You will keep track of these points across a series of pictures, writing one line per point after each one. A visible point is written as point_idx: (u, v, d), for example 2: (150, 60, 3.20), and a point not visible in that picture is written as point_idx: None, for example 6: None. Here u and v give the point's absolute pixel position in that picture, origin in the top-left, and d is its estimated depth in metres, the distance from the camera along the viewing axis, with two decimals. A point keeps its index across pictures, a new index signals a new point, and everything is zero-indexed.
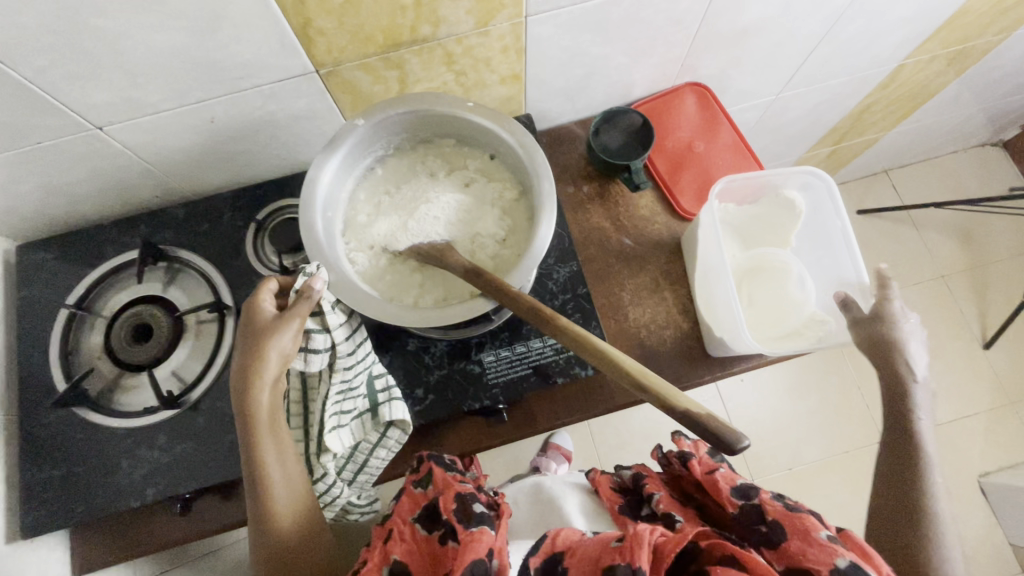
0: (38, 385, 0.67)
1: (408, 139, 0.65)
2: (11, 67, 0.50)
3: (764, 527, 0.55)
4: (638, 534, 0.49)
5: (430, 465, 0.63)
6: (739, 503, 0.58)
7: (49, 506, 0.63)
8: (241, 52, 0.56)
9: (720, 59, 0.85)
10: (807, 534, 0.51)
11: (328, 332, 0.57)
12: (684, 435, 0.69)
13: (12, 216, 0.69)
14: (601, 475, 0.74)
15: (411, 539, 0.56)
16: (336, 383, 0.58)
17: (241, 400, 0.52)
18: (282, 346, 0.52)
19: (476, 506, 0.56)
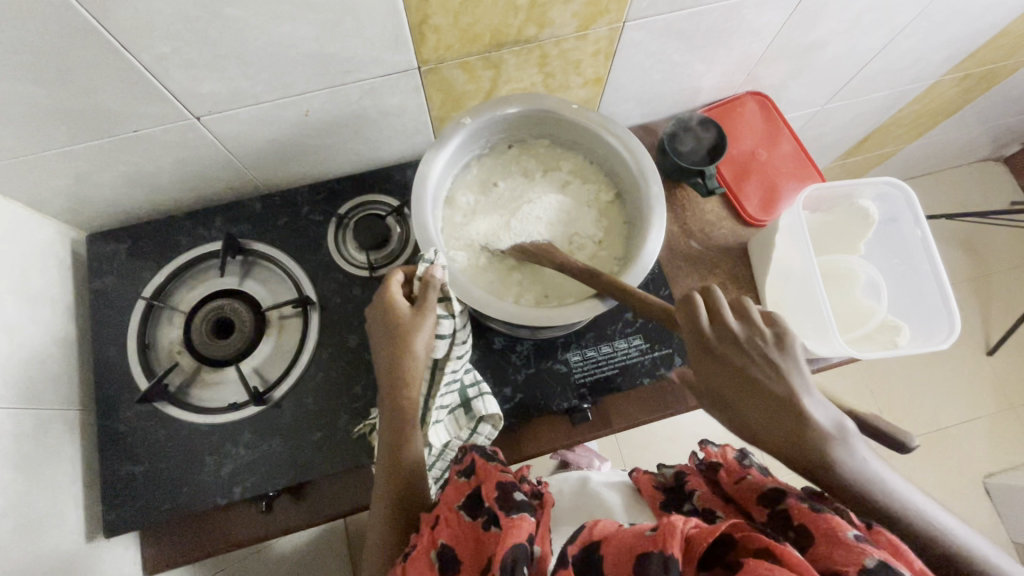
0: (117, 380, 0.66)
1: (503, 139, 0.66)
2: (133, 54, 0.49)
3: (791, 532, 0.44)
4: (671, 522, 0.43)
5: (472, 455, 0.57)
6: (766, 510, 0.49)
7: (133, 502, 0.62)
8: (355, 47, 0.55)
9: (783, 69, 0.87)
10: (828, 534, 0.41)
11: (453, 317, 0.57)
12: (711, 443, 0.62)
13: (88, 205, 0.67)
14: (642, 475, 0.64)
15: (457, 523, 0.50)
16: (447, 372, 0.59)
17: (389, 378, 0.55)
18: (415, 336, 0.54)
19: (517, 494, 0.50)
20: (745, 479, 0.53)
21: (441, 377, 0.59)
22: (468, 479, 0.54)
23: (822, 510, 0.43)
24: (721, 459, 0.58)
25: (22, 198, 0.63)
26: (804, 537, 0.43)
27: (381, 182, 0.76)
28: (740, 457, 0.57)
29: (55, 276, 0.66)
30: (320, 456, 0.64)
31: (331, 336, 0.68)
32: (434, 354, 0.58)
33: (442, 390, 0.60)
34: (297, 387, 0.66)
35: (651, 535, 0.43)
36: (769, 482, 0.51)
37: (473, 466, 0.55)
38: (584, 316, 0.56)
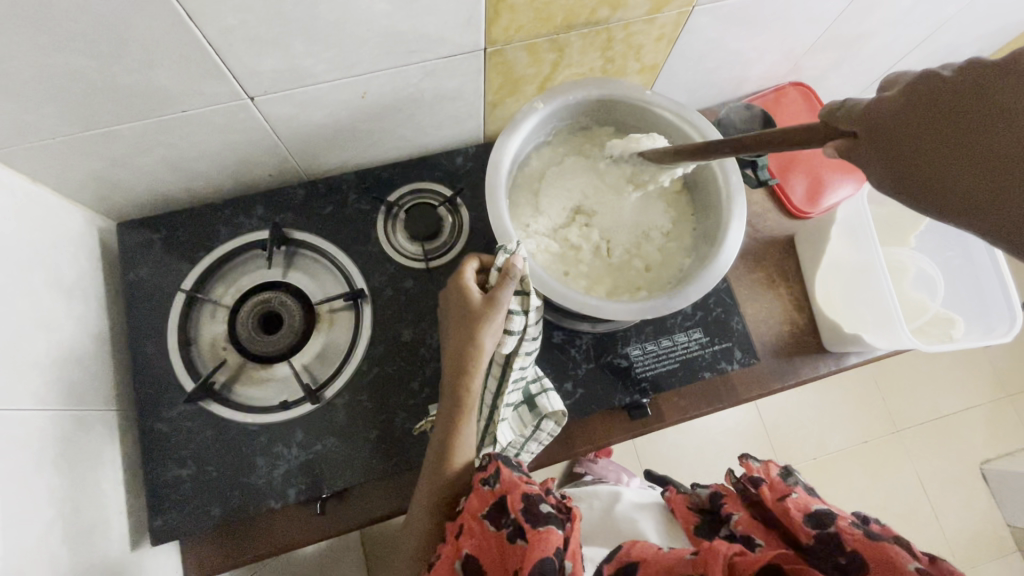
0: (158, 377, 0.62)
1: (569, 126, 0.65)
2: (197, 25, 0.45)
3: (840, 558, 0.45)
4: (712, 546, 0.43)
5: (494, 461, 0.52)
6: (812, 533, 0.47)
7: (181, 508, 0.59)
8: (427, 25, 0.52)
9: (828, 59, 0.86)
10: (886, 564, 0.42)
11: (526, 314, 0.54)
12: (751, 457, 0.57)
13: (121, 192, 0.63)
14: (674, 494, 0.62)
15: (480, 533, 0.51)
16: (515, 369, 0.57)
17: (454, 365, 0.53)
18: (489, 329, 0.52)
19: (544, 507, 0.49)
20: (786, 499, 0.51)
21: (510, 375, 0.57)
22: (492, 487, 0.51)
23: (880, 540, 0.44)
24: (761, 476, 0.54)
25: (53, 183, 0.58)
26: (856, 563, 0.44)
27: (429, 170, 0.73)
28: (784, 476, 0.53)
29: (86, 268, 0.62)
30: (377, 456, 0.62)
31: (384, 331, 0.66)
32: (503, 350, 0.55)
33: (511, 386, 0.57)
34: (351, 384, 0.63)
35: (693, 559, 0.44)
36: (816, 504, 0.49)
37: (498, 473, 0.51)
38: (663, 306, 0.56)
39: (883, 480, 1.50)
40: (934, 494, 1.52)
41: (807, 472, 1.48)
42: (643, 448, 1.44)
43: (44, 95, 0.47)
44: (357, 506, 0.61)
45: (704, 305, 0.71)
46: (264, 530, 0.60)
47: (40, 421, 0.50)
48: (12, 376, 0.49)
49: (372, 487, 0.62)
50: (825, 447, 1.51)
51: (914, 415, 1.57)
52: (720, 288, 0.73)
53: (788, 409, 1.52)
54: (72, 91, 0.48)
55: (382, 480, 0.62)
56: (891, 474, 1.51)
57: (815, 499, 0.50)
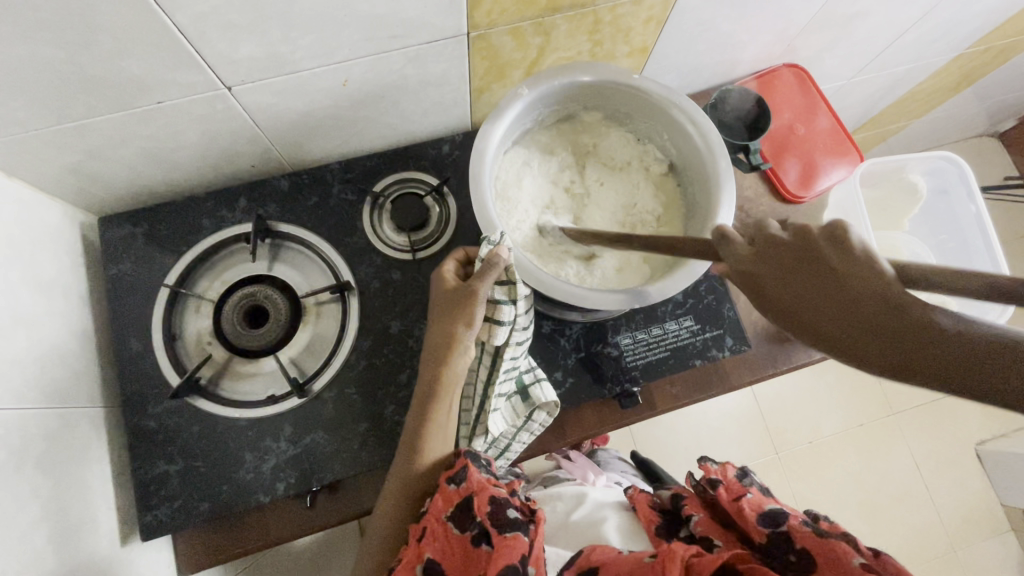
0: (144, 372, 0.62)
1: (556, 113, 0.64)
2: (168, 12, 0.43)
3: (791, 556, 0.46)
4: (671, 549, 0.43)
5: (463, 459, 0.52)
6: (766, 533, 0.48)
7: (170, 503, 0.58)
8: (408, 8, 0.50)
9: (823, 39, 0.84)
10: (835, 562, 0.43)
11: (514, 303, 0.54)
12: (711, 460, 0.58)
13: (101, 185, 0.62)
14: (637, 492, 0.61)
15: (443, 536, 0.50)
16: (506, 360, 0.56)
17: (436, 361, 0.53)
18: (469, 319, 0.52)
19: (511, 513, 0.49)
20: (741, 499, 0.51)
21: (501, 365, 0.56)
22: (458, 487, 0.51)
23: (829, 538, 0.44)
24: (719, 477, 0.55)
25: (28, 178, 0.57)
26: (808, 562, 0.45)
27: (416, 159, 0.72)
28: (741, 477, 0.54)
29: (67, 263, 0.61)
30: (366, 449, 0.61)
31: (371, 323, 0.65)
32: (494, 341, 0.55)
33: (503, 375, 0.57)
34: (339, 377, 0.63)
35: (651, 562, 0.44)
36: (769, 504, 0.50)
37: (465, 473, 0.51)
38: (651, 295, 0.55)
39: (877, 463, 1.51)
40: (928, 475, 1.53)
41: (803, 456, 1.49)
42: (639, 434, 1.44)
43: (13, 87, 0.46)
44: (346, 499, 0.61)
45: (695, 292, 0.71)
46: (254, 524, 0.60)
47: (21, 420, 0.49)
48: None
49: (362, 480, 0.62)
50: (820, 431, 1.51)
51: (909, 398, 1.57)
52: (712, 275, 0.72)
53: (783, 395, 1.53)
54: (42, 82, 0.46)
55: (371, 472, 0.62)
56: (886, 457, 1.52)
57: (769, 498, 0.51)
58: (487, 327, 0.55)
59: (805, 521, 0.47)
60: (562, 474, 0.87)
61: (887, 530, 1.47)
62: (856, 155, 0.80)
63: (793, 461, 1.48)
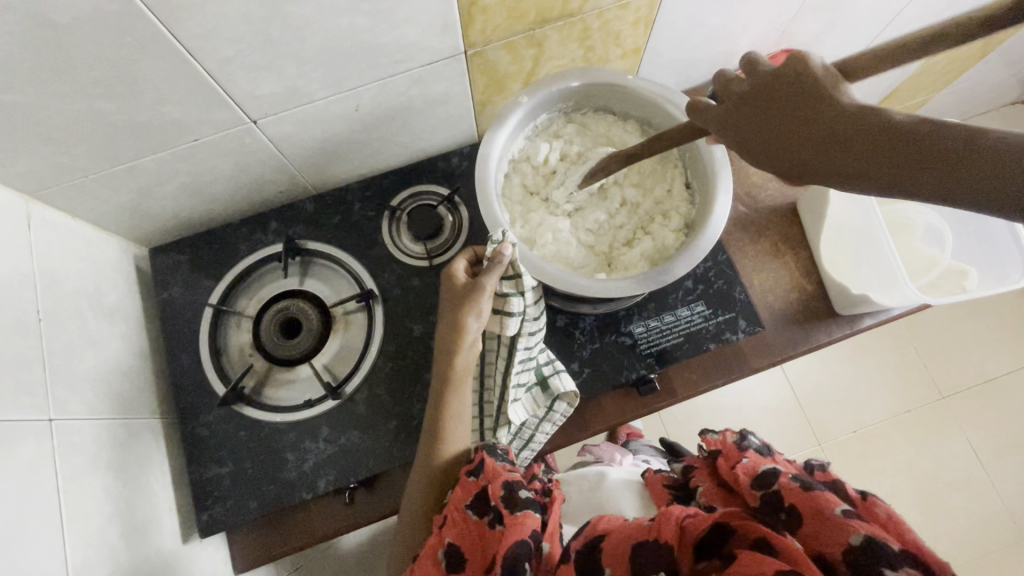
0: (195, 385, 0.68)
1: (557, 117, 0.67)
2: (198, 59, 0.49)
3: (780, 514, 0.47)
4: (666, 511, 0.46)
5: (481, 454, 0.55)
6: (758, 495, 0.49)
7: (223, 503, 0.64)
8: (407, 35, 0.55)
9: (819, 22, 0.85)
10: (822, 512, 0.44)
11: (522, 295, 0.57)
12: (711, 431, 0.58)
13: (150, 220, 0.69)
14: (651, 474, 0.62)
15: (463, 521, 0.52)
16: (521, 351, 0.59)
17: (450, 359, 0.57)
18: (478, 312, 0.55)
19: (523, 493, 0.51)
20: (738, 464, 0.52)
21: (516, 355, 0.59)
22: (476, 478, 0.54)
23: (817, 491, 0.46)
24: (719, 446, 0.56)
25: (89, 217, 0.64)
26: (796, 516, 0.46)
27: (428, 173, 0.77)
28: (739, 441, 0.54)
29: (124, 291, 0.68)
30: (398, 445, 0.65)
31: (396, 328, 0.69)
32: (506, 332, 0.58)
33: (519, 366, 0.60)
34: (368, 380, 0.67)
35: (650, 525, 0.46)
36: (763, 465, 0.51)
37: (483, 465, 0.54)
38: (656, 282, 0.57)
39: (929, 450, 1.45)
40: (987, 461, 1.45)
41: (848, 447, 1.44)
42: (674, 432, 1.44)
43: (74, 138, 0.53)
44: (385, 494, 0.65)
45: (705, 278, 0.72)
46: (300, 519, 0.65)
47: (93, 429, 0.56)
48: (67, 390, 0.54)
49: (398, 474, 0.66)
50: (863, 420, 1.46)
51: (958, 381, 1.50)
52: (721, 260, 0.73)
53: (821, 384, 1.49)
54: (97, 131, 0.53)
55: (405, 467, 0.65)
56: (938, 443, 1.45)
57: (764, 459, 0.52)
58: (499, 318, 0.58)
59: (794, 477, 0.48)
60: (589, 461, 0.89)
61: (947, 520, 1.40)
62: None
63: (837, 453, 1.44)
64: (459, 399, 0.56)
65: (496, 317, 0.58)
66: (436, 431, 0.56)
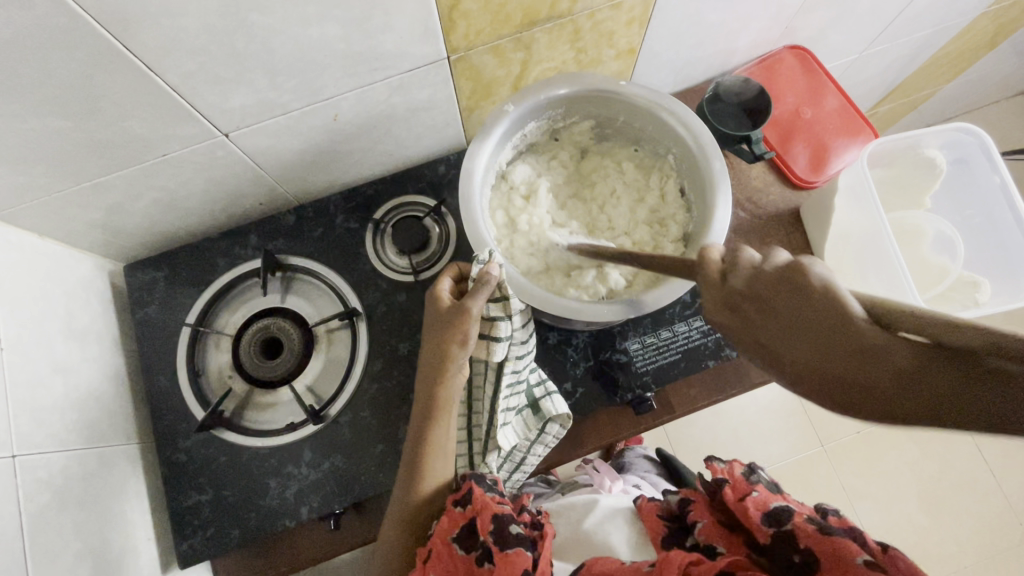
0: (174, 408, 0.65)
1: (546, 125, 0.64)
2: (159, 73, 0.46)
3: (796, 556, 0.46)
4: (667, 558, 0.45)
5: (468, 482, 0.53)
6: (770, 533, 0.48)
7: (203, 532, 0.61)
8: (384, 42, 0.52)
9: (824, 17, 0.80)
10: (841, 560, 0.43)
11: (510, 318, 0.55)
12: (717, 458, 0.57)
13: (123, 236, 0.66)
14: (645, 501, 0.59)
15: (448, 557, 0.50)
16: (508, 375, 0.57)
17: (433, 388, 0.53)
18: (463, 338, 0.52)
19: (513, 529, 0.50)
20: (747, 498, 0.51)
21: (504, 379, 0.57)
22: (464, 509, 0.52)
23: (835, 535, 0.45)
24: (726, 476, 0.54)
25: (57, 236, 0.61)
26: (813, 561, 0.45)
27: (414, 182, 0.74)
28: (748, 473, 0.53)
29: (98, 310, 0.65)
30: (384, 470, 0.63)
31: (381, 346, 0.67)
32: (492, 357, 0.55)
33: (508, 390, 0.57)
34: (353, 401, 0.65)
35: (650, 570, 0.46)
36: (774, 502, 0.50)
37: (470, 495, 0.52)
38: (652, 303, 0.54)
39: (933, 451, 1.42)
40: (993, 462, 1.43)
41: (852, 449, 1.42)
42: (674, 434, 1.42)
43: (32, 157, 0.50)
44: (371, 521, 0.63)
45: (704, 292, 0.69)
46: (284, 547, 0.63)
47: (63, 462, 0.53)
48: (33, 422, 0.52)
49: (385, 499, 0.63)
50: (867, 421, 1.44)
51: (964, 381, 1.48)
52: None
53: None
54: (56, 149, 0.50)
55: (391, 493, 0.63)
56: (943, 444, 1.43)
57: (775, 495, 0.51)
58: (485, 344, 0.55)
59: (810, 519, 0.47)
60: (584, 480, 0.86)
61: (952, 522, 1.38)
62: (868, 133, 0.78)
63: (840, 455, 1.41)
64: (442, 430, 0.53)
65: (483, 343, 0.55)
66: (419, 465, 0.53)
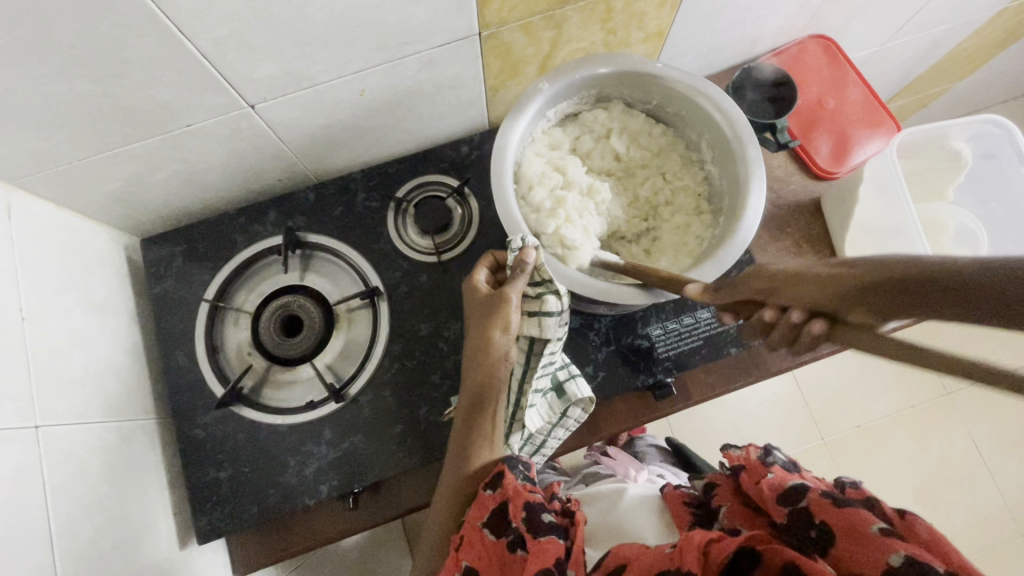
0: (190, 385, 0.65)
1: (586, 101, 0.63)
2: (190, 39, 0.45)
3: (811, 532, 0.46)
4: (687, 536, 0.44)
5: (500, 465, 0.53)
6: (785, 512, 0.49)
7: (222, 507, 0.61)
8: (418, 15, 0.51)
9: (850, 6, 0.80)
10: (856, 530, 0.44)
11: (559, 294, 0.54)
12: (735, 447, 0.57)
13: (140, 209, 0.65)
14: (671, 490, 0.60)
15: (479, 543, 0.50)
16: (545, 356, 0.56)
17: (476, 372, 0.54)
18: (504, 323, 0.53)
19: (545, 517, 0.50)
20: (761, 480, 0.52)
21: (542, 359, 0.56)
22: (493, 492, 0.51)
23: (848, 507, 0.45)
24: (741, 462, 0.55)
25: (75, 206, 0.60)
26: (829, 533, 0.45)
27: (435, 162, 0.73)
28: (762, 456, 0.54)
29: (114, 284, 0.64)
30: (404, 450, 0.62)
31: (402, 326, 0.66)
32: (545, 334, 0.54)
33: (544, 368, 0.57)
34: (373, 380, 0.64)
35: (671, 552, 0.45)
36: (790, 481, 0.50)
37: (501, 479, 0.51)
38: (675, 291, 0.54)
39: (932, 446, 1.44)
40: (990, 458, 1.45)
41: (852, 442, 1.43)
42: (678, 424, 1.42)
43: (54, 122, 0.49)
44: (391, 501, 0.63)
45: None
46: (303, 525, 0.62)
47: (83, 434, 0.53)
48: (54, 393, 0.51)
49: (405, 479, 0.63)
50: (869, 415, 1.45)
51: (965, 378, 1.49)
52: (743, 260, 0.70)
53: (827, 379, 1.47)
54: (82, 115, 0.49)
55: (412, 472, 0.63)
56: (942, 440, 1.44)
57: (791, 475, 0.51)
58: (537, 321, 0.54)
59: (824, 493, 0.47)
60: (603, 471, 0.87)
61: (948, 515, 1.40)
62: (891, 125, 0.78)
63: (841, 448, 1.43)
64: (490, 411, 0.54)
65: (533, 319, 0.54)
66: (465, 445, 0.54)
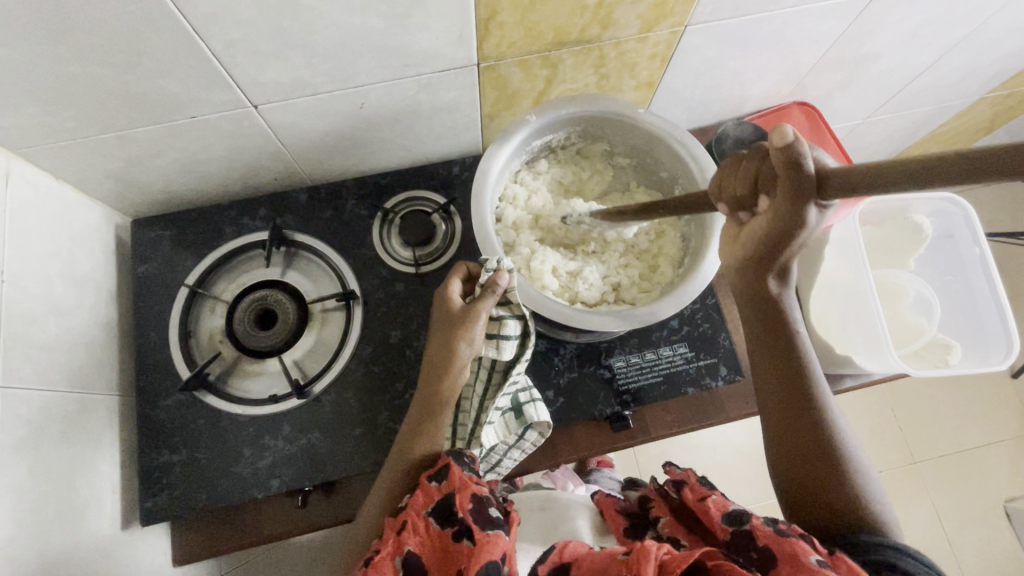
0: (158, 368, 0.66)
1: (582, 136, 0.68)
2: (203, 38, 0.48)
3: (753, 554, 0.45)
4: (644, 548, 0.44)
5: (446, 459, 0.53)
6: (729, 531, 0.48)
7: (170, 492, 0.61)
8: (420, 41, 0.54)
9: (833, 79, 0.85)
10: (794, 559, 0.43)
11: (518, 317, 0.58)
12: (676, 464, 0.59)
13: (136, 191, 0.67)
14: (602, 497, 0.63)
15: (425, 529, 0.49)
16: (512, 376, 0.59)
17: (425, 389, 0.57)
18: (469, 337, 0.55)
19: (493, 511, 0.49)
20: (706, 500, 0.52)
21: (505, 385, 0.59)
22: (438, 484, 0.51)
23: (788, 536, 0.44)
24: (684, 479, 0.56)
25: (71, 179, 0.62)
26: (768, 559, 0.44)
27: (427, 179, 0.76)
28: (703, 481, 0.55)
29: (100, 259, 0.66)
30: (358, 454, 0.63)
31: (372, 331, 0.68)
32: (501, 355, 0.57)
33: (507, 389, 0.59)
34: (338, 381, 0.66)
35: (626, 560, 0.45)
36: (733, 505, 0.51)
37: (447, 471, 0.51)
38: (620, 324, 0.58)
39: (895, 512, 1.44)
40: (951, 531, 1.44)
41: None
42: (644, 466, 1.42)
43: (62, 98, 0.51)
44: (339, 502, 0.63)
45: (692, 321, 0.71)
46: (250, 519, 0.63)
47: (43, 401, 0.54)
48: (21, 356, 0.52)
49: (357, 482, 0.64)
50: None
51: (931, 449, 1.50)
52: (709, 303, 0.72)
53: None
54: (89, 96, 0.52)
55: (363, 477, 0.63)
56: (905, 507, 1.44)
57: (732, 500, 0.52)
58: (494, 343, 0.58)
59: (767, 520, 0.47)
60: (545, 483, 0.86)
61: None
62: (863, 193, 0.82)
63: None
64: (435, 426, 0.56)
65: (492, 340, 0.57)
66: (401, 463, 0.54)
